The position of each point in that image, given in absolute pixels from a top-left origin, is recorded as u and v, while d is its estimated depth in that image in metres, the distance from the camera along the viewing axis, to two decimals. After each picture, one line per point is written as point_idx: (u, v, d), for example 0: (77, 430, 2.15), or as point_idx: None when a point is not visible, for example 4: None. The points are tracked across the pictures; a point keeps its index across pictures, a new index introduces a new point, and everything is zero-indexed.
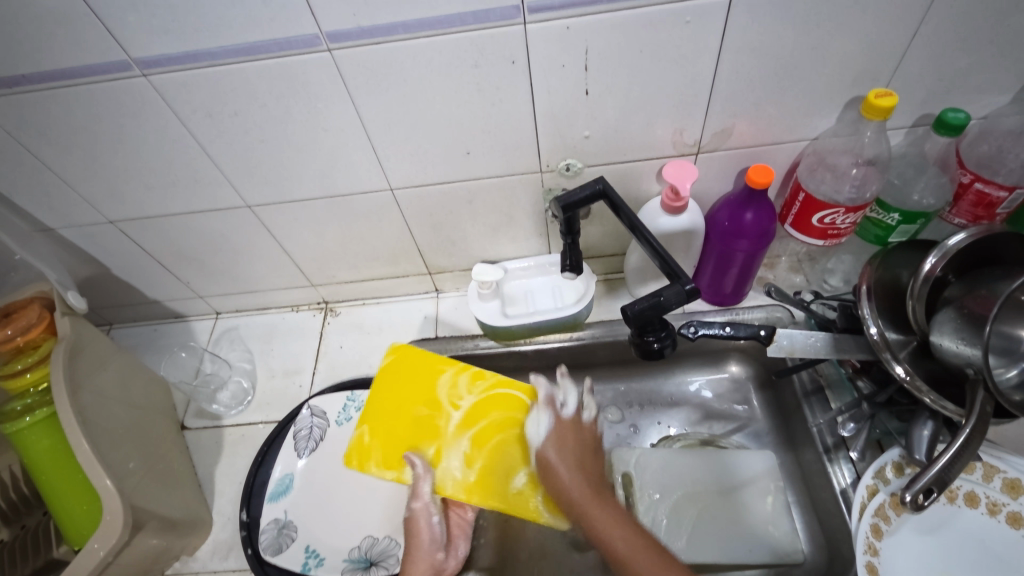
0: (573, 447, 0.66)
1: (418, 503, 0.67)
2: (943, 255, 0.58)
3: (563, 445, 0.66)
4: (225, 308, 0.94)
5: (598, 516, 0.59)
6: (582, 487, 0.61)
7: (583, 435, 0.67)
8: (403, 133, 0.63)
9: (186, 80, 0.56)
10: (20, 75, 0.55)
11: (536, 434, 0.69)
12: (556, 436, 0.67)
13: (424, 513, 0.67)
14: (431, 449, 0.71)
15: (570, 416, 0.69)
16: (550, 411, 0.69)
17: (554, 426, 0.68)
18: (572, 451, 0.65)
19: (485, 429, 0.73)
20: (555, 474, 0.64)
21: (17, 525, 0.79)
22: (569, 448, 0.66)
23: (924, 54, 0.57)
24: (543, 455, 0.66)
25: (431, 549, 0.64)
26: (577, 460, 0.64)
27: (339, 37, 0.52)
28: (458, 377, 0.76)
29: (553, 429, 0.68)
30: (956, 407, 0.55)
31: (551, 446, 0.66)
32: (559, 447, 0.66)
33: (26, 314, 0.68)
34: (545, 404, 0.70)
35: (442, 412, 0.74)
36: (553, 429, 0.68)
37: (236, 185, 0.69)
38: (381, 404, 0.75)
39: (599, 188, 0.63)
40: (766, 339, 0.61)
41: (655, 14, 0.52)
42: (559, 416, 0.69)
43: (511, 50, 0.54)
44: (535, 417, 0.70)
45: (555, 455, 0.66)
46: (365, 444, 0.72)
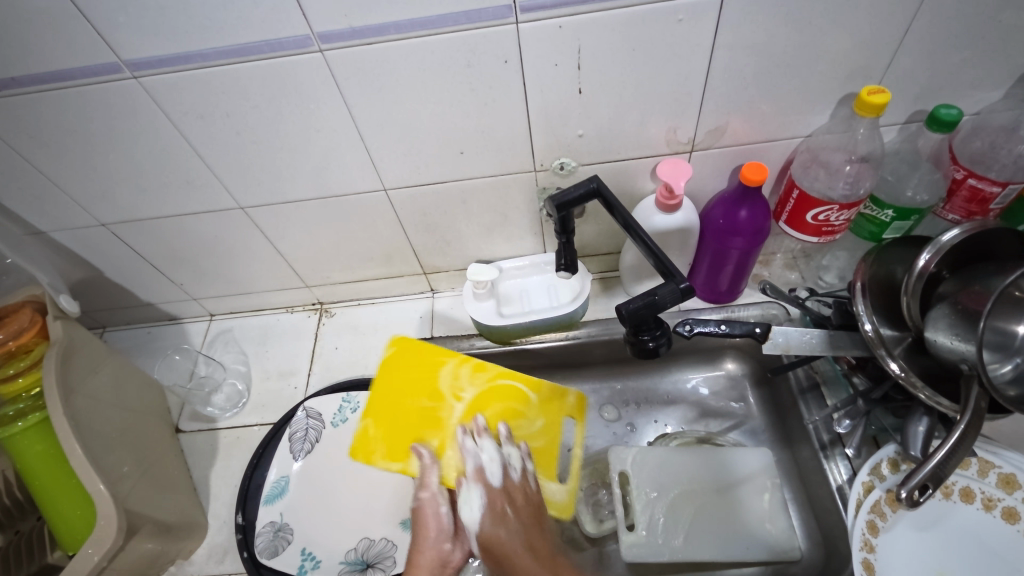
0: (513, 517, 0.64)
1: (425, 493, 0.66)
2: (937, 251, 0.58)
3: (504, 515, 0.63)
4: (219, 310, 0.94)
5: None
6: (540, 561, 0.61)
7: (518, 510, 0.64)
8: (396, 133, 0.62)
9: (176, 81, 0.55)
10: (8, 78, 0.55)
11: (469, 515, 0.63)
12: (491, 519, 0.63)
13: (430, 503, 0.65)
14: (435, 439, 0.69)
15: (499, 483, 0.66)
16: (481, 485, 0.65)
17: (485, 505, 0.64)
18: (513, 522, 0.63)
19: (489, 421, 0.72)
20: (506, 548, 0.61)
21: (11, 531, 0.79)
22: (508, 528, 0.62)
23: (917, 50, 0.57)
24: (490, 538, 0.62)
25: (437, 541, 0.63)
26: (517, 525, 0.63)
27: (330, 37, 0.52)
28: (461, 369, 0.74)
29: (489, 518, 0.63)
30: (951, 403, 0.55)
31: (491, 525, 0.62)
32: (498, 523, 0.63)
33: (18, 319, 0.67)
34: (473, 476, 0.66)
35: (447, 406, 0.72)
36: (485, 505, 0.64)
37: (228, 187, 0.69)
38: (383, 394, 0.72)
39: (593, 187, 0.63)
40: (761, 337, 0.61)
41: (647, 13, 0.52)
42: (491, 488, 0.65)
43: (503, 49, 0.54)
44: (467, 496, 0.64)
45: (506, 545, 0.61)
46: (369, 436, 0.70)
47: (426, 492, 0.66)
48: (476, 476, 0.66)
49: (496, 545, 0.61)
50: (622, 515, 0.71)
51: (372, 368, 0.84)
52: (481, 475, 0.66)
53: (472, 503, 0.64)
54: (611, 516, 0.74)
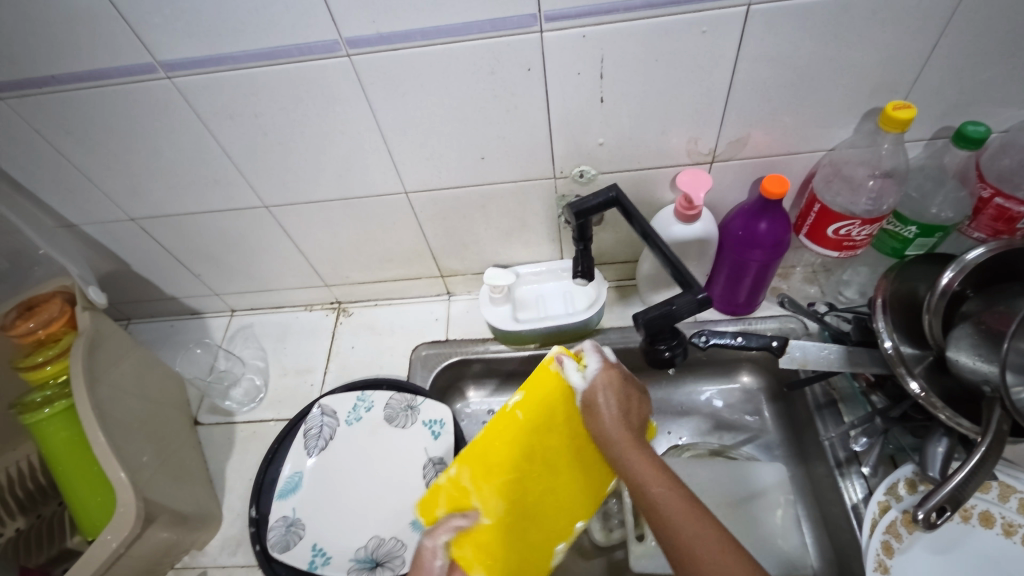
0: (624, 403, 0.55)
1: (429, 542, 0.56)
2: (960, 270, 0.58)
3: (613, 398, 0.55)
4: (240, 306, 0.96)
5: (634, 459, 0.49)
6: (623, 434, 0.52)
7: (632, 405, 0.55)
8: (418, 137, 0.63)
9: (208, 82, 0.57)
10: (48, 75, 0.57)
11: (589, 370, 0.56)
12: (603, 377, 0.56)
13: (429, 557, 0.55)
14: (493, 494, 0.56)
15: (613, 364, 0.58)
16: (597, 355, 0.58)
17: (603, 371, 0.56)
18: (624, 406, 0.55)
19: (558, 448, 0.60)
20: (600, 423, 0.54)
21: (33, 514, 0.81)
22: (616, 389, 0.55)
23: (944, 66, 0.56)
24: (590, 396, 0.55)
25: None
26: (626, 410, 0.54)
27: (358, 42, 0.53)
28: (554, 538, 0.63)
29: (599, 376, 0.56)
30: (972, 425, 0.54)
31: (609, 370, 0.57)
32: (607, 397, 0.55)
33: (48, 308, 0.70)
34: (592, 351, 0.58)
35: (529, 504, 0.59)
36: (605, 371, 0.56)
37: (253, 185, 0.71)
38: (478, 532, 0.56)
39: (612, 195, 0.63)
40: (779, 350, 0.61)
41: (671, 24, 0.52)
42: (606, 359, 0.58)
43: (526, 57, 0.55)
44: (587, 362, 0.57)
45: (608, 404, 0.54)
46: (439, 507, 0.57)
47: (432, 543, 0.55)
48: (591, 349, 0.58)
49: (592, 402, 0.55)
50: (632, 525, 0.70)
51: (387, 368, 0.85)
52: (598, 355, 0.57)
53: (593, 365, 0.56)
54: (620, 526, 0.73)
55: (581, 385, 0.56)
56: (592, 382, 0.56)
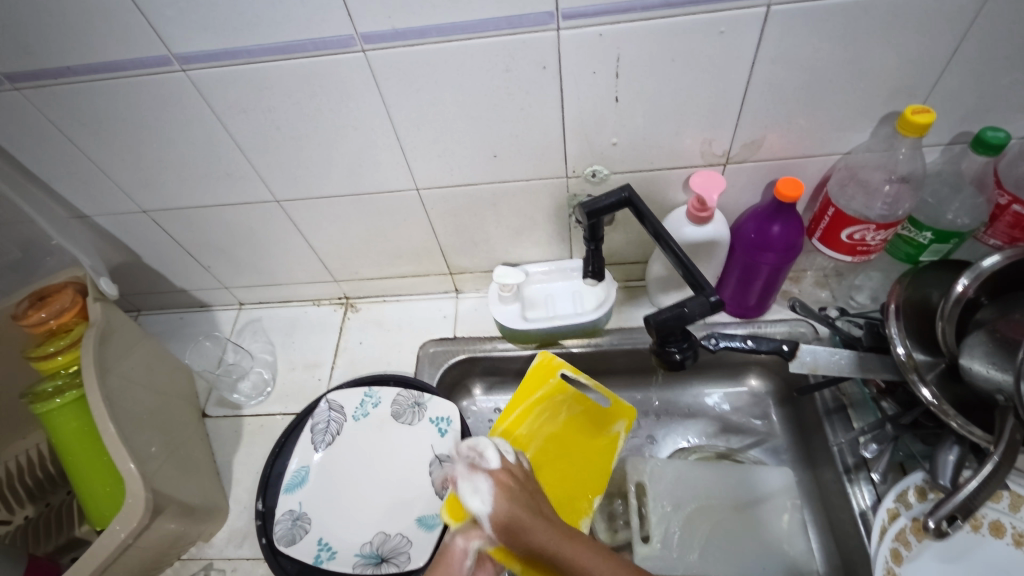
0: (525, 496, 0.54)
1: (460, 541, 0.54)
2: (976, 277, 0.57)
3: (511, 495, 0.53)
4: (249, 299, 0.96)
5: (581, 560, 0.48)
6: (554, 524, 0.51)
7: (532, 493, 0.55)
8: (431, 134, 0.63)
9: (222, 76, 0.57)
10: (64, 66, 0.57)
11: (478, 503, 0.53)
12: (496, 488, 0.55)
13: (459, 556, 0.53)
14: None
15: (499, 466, 0.58)
16: (481, 472, 0.56)
17: (494, 477, 0.56)
18: (527, 501, 0.53)
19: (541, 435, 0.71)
20: (529, 533, 0.50)
21: (42, 503, 0.82)
22: (515, 486, 0.55)
23: (964, 71, 0.56)
24: (495, 520, 0.52)
25: None
26: (534, 504, 0.53)
27: (373, 38, 0.53)
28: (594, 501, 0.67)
29: (493, 483, 0.55)
30: (984, 433, 0.53)
31: (502, 472, 0.57)
32: (511, 501, 0.53)
33: (60, 299, 0.71)
34: (470, 471, 0.57)
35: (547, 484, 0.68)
36: (494, 488, 0.54)
37: (265, 180, 0.71)
38: None
39: (625, 196, 0.63)
40: (789, 355, 0.60)
41: (689, 24, 0.51)
42: (492, 471, 0.57)
43: (542, 56, 0.54)
44: (488, 457, 0.59)
45: (517, 509, 0.52)
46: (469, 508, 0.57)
47: (461, 542, 0.53)
48: (468, 465, 0.57)
49: (509, 528, 0.51)
50: (637, 526, 0.71)
51: (394, 364, 0.85)
52: (478, 466, 0.57)
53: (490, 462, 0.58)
54: (626, 527, 0.72)
55: (479, 507, 0.53)
56: (492, 506, 0.53)
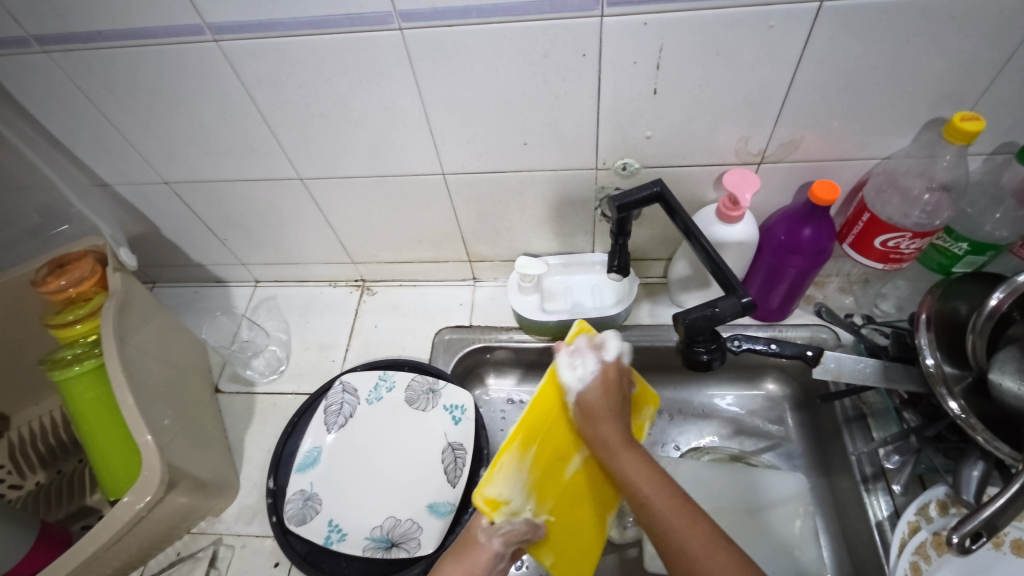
0: (618, 398, 0.55)
1: (486, 538, 0.54)
2: (1011, 292, 0.56)
3: (607, 389, 0.55)
4: (265, 277, 0.95)
5: (627, 462, 0.50)
6: (622, 432, 0.53)
7: (613, 403, 0.54)
8: (462, 118, 0.62)
9: (254, 48, 0.56)
10: (95, 32, 0.56)
11: (574, 377, 0.56)
12: (597, 377, 0.56)
13: (489, 559, 0.53)
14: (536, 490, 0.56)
15: (613, 358, 0.57)
16: (593, 354, 0.57)
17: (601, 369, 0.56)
18: (617, 401, 0.55)
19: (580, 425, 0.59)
20: (597, 420, 0.53)
21: (53, 469, 0.82)
22: (612, 385, 0.56)
23: (1017, 79, 0.54)
24: (585, 401, 0.55)
25: None
26: (619, 404, 0.55)
27: (412, 16, 0.52)
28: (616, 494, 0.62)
29: (596, 376, 0.56)
30: (1011, 450, 0.52)
31: (609, 365, 0.57)
32: (604, 395, 0.55)
33: (80, 267, 0.71)
34: (577, 349, 0.58)
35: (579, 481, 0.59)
36: (599, 372, 0.56)
37: (290, 157, 0.70)
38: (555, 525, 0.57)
39: (656, 190, 0.62)
40: (813, 361, 0.58)
41: (738, 16, 0.50)
42: (604, 360, 0.57)
43: (583, 43, 0.53)
44: (581, 359, 0.57)
45: (601, 403, 0.54)
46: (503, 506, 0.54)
47: (490, 540, 0.54)
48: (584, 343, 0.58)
49: (588, 409, 0.54)
50: None
51: (409, 349, 0.84)
52: (594, 344, 0.58)
53: (604, 353, 0.57)
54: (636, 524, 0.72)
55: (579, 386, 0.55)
56: (591, 381, 0.56)
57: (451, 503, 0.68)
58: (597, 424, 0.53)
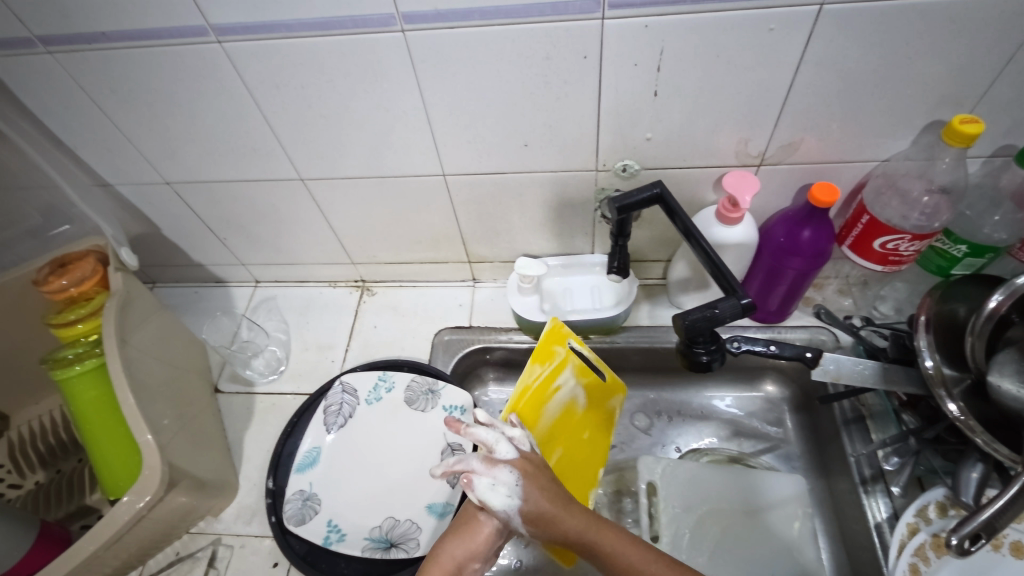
0: (545, 472, 0.53)
1: (486, 516, 0.53)
2: (1010, 294, 0.56)
3: (535, 476, 0.50)
4: (265, 277, 0.95)
5: (608, 542, 0.48)
6: (578, 509, 0.50)
7: (551, 470, 0.52)
8: (463, 119, 0.62)
9: (257, 49, 0.56)
10: (98, 32, 0.56)
11: (508, 451, 0.52)
12: (520, 467, 0.50)
13: (492, 533, 0.52)
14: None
15: (517, 455, 0.52)
16: (501, 464, 0.51)
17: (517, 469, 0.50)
18: (549, 481, 0.51)
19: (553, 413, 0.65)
20: (559, 523, 0.48)
21: (53, 469, 0.82)
22: (538, 475, 0.50)
23: (1016, 82, 0.54)
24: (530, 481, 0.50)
25: (463, 556, 0.52)
26: (556, 486, 0.51)
27: (414, 17, 0.52)
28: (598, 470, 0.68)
29: (518, 469, 0.50)
30: (1010, 452, 0.52)
31: (521, 461, 0.51)
32: (540, 472, 0.51)
33: (81, 267, 0.71)
34: (487, 462, 0.51)
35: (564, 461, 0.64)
36: (521, 469, 0.50)
37: (292, 158, 0.70)
38: None
39: (656, 192, 0.62)
40: (812, 362, 0.59)
41: (739, 19, 0.50)
42: (523, 454, 0.52)
43: (584, 45, 0.53)
44: (497, 477, 0.49)
45: (548, 503, 0.49)
46: None
47: (490, 516, 0.53)
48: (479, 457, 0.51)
49: (539, 517, 0.48)
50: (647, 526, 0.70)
51: (408, 350, 0.85)
52: (499, 427, 0.55)
53: (503, 454, 0.51)
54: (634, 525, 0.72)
55: (514, 502, 0.49)
56: (524, 497, 0.49)
57: (450, 503, 0.69)
58: (561, 524, 0.48)
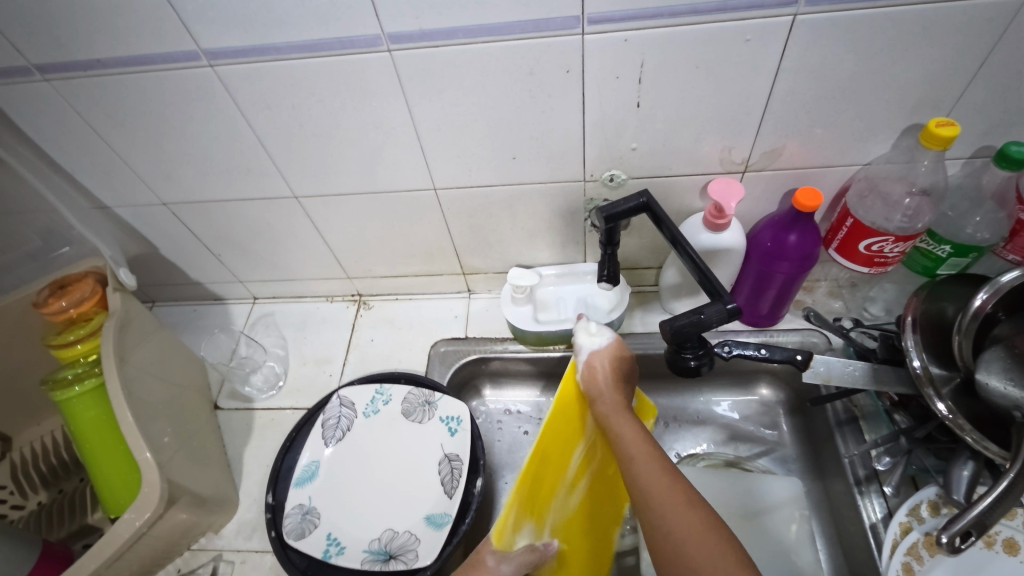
0: (624, 377, 0.55)
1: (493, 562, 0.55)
2: (994, 292, 0.57)
3: (616, 367, 0.55)
4: (263, 294, 0.97)
5: (628, 431, 0.50)
6: (620, 406, 0.52)
7: (622, 380, 0.55)
8: (451, 135, 0.64)
9: (249, 72, 0.57)
10: (94, 59, 0.57)
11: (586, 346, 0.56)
12: (607, 358, 0.56)
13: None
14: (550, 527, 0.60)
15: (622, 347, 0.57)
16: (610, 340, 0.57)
17: (607, 345, 0.57)
18: (624, 380, 0.55)
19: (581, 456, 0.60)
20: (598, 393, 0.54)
21: (55, 489, 0.82)
22: (623, 366, 0.56)
23: (990, 85, 0.55)
24: (591, 373, 0.55)
25: None
26: (626, 389, 0.54)
27: (400, 38, 0.53)
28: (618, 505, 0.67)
29: (606, 352, 0.56)
30: (1000, 449, 0.53)
31: (620, 350, 0.57)
32: (609, 368, 0.55)
33: (81, 288, 0.72)
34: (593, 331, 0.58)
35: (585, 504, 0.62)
36: (613, 350, 0.56)
37: (285, 177, 0.71)
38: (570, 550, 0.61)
39: (643, 201, 0.63)
40: (804, 365, 0.59)
41: (715, 31, 0.52)
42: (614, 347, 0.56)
43: (566, 60, 0.55)
44: (597, 338, 0.57)
45: (606, 375, 0.55)
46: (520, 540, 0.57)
47: (497, 564, 0.54)
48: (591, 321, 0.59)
49: (591, 380, 0.55)
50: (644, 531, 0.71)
51: (405, 362, 0.85)
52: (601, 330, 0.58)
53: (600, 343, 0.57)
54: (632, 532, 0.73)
55: (587, 354, 0.56)
56: (596, 360, 0.56)
57: (449, 513, 0.68)
58: (599, 393, 0.54)
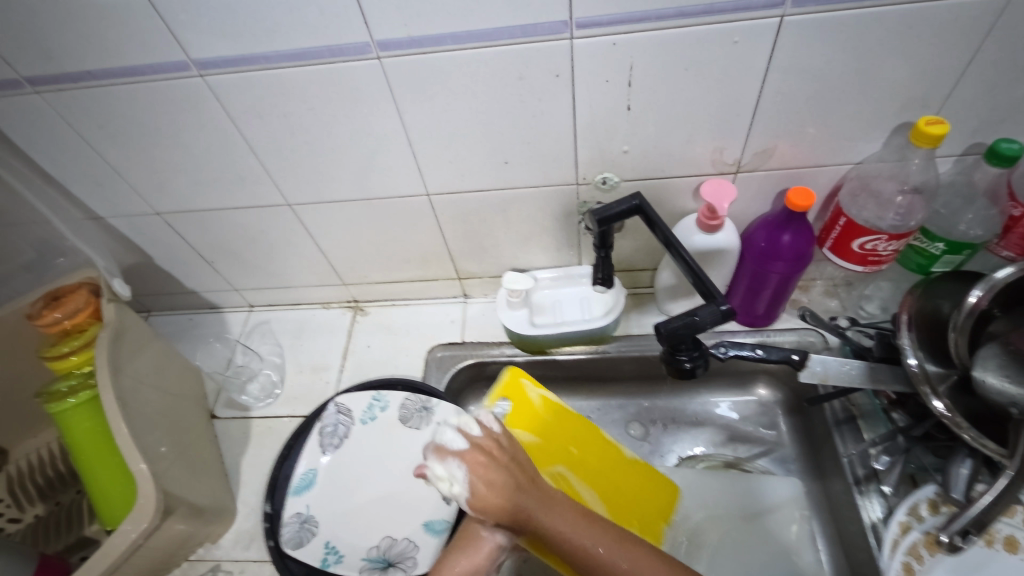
0: (501, 461, 0.45)
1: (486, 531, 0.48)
2: (989, 289, 0.58)
3: (490, 467, 0.44)
4: (258, 302, 0.97)
5: (556, 523, 0.44)
6: (539, 500, 0.44)
7: (505, 461, 0.46)
8: (442, 140, 0.64)
9: (239, 81, 0.58)
10: (85, 71, 0.58)
11: (455, 487, 0.43)
12: (479, 473, 0.43)
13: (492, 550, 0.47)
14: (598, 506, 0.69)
15: (469, 440, 0.46)
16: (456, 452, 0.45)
17: (471, 468, 0.44)
18: (505, 465, 0.45)
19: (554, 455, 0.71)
20: (511, 514, 0.43)
21: (52, 502, 0.82)
22: (491, 459, 0.45)
23: (979, 82, 0.56)
24: (483, 504, 0.42)
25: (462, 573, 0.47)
26: (514, 471, 0.45)
27: (389, 45, 0.53)
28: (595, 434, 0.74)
29: (473, 471, 0.43)
30: (997, 447, 0.52)
31: (471, 446, 0.45)
32: (493, 484, 0.43)
33: (75, 300, 0.72)
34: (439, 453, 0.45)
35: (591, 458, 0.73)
36: (469, 463, 0.44)
37: (279, 184, 0.71)
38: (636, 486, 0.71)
39: (635, 203, 0.62)
40: (799, 364, 0.60)
41: (702, 34, 0.52)
42: (473, 441, 0.46)
43: (555, 64, 0.55)
44: (446, 471, 0.44)
45: (501, 492, 0.43)
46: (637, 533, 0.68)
47: (491, 533, 0.47)
48: (434, 446, 0.46)
49: (491, 508, 0.43)
50: None
51: (402, 368, 0.85)
52: (447, 445, 0.45)
53: (456, 470, 0.43)
54: None
55: (465, 495, 0.43)
56: (475, 491, 0.43)
57: (446, 520, 0.69)
58: (514, 514, 0.43)
